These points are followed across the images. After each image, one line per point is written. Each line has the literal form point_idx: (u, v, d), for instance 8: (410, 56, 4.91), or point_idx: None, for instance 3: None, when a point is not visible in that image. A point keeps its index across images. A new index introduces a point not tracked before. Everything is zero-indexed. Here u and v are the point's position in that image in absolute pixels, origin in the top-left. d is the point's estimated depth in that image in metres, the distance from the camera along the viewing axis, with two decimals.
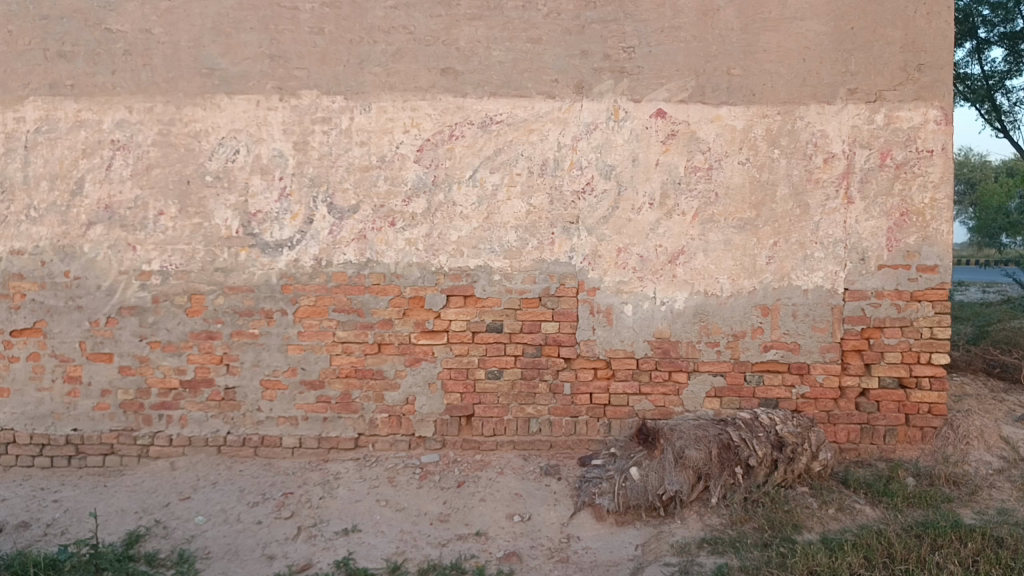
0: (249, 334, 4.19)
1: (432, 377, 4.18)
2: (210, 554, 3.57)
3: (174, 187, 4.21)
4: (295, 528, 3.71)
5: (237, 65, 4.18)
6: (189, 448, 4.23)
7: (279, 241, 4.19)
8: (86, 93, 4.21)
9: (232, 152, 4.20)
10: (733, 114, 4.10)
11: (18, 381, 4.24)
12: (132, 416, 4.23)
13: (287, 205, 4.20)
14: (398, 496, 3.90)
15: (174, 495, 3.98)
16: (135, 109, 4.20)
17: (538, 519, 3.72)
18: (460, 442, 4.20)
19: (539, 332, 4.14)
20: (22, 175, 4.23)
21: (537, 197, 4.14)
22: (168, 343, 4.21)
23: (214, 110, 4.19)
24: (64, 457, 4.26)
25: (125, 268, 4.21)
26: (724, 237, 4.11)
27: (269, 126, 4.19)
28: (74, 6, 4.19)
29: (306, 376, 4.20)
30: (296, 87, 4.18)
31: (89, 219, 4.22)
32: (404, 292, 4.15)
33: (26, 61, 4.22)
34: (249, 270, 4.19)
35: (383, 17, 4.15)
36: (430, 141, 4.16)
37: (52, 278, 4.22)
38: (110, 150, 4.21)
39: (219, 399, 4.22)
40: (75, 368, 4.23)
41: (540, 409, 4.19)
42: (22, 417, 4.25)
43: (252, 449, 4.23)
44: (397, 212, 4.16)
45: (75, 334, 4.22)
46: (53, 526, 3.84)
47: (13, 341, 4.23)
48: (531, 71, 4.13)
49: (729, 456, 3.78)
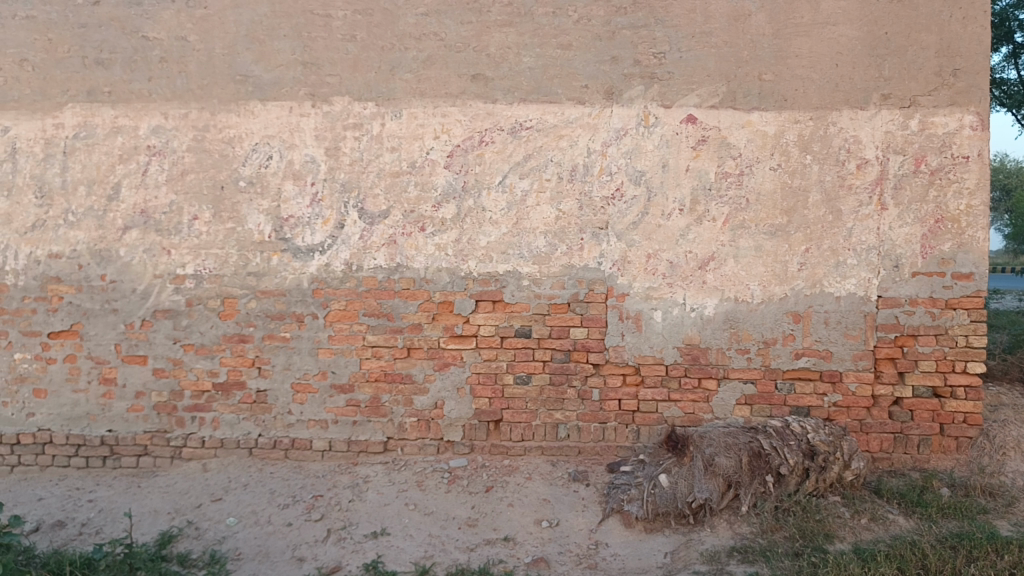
0: (280, 337, 4.24)
1: (460, 382, 4.19)
2: (241, 555, 3.61)
3: (208, 192, 4.27)
4: (325, 531, 3.74)
5: (271, 71, 4.24)
6: (221, 450, 4.29)
7: (310, 246, 4.23)
8: (123, 99, 4.29)
9: (264, 157, 4.25)
10: (764, 119, 4.07)
11: (55, 383, 4.31)
12: (166, 418, 4.29)
13: (318, 210, 4.24)
14: (427, 501, 3.91)
15: (206, 497, 4.03)
16: (170, 115, 4.27)
17: (566, 525, 3.72)
18: (489, 447, 4.21)
19: (568, 338, 4.14)
20: (60, 180, 4.31)
21: (566, 202, 4.14)
22: (201, 346, 4.27)
23: (248, 116, 4.25)
24: (99, 457, 4.32)
25: (161, 271, 4.27)
26: (755, 244, 4.08)
27: (301, 132, 4.24)
28: (112, 14, 4.27)
29: (336, 380, 4.23)
30: (328, 94, 4.22)
31: (125, 223, 4.29)
32: (433, 297, 4.17)
33: (64, 68, 4.29)
34: (281, 274, 4.23)
35: (414, 24, 4.18)
36: (460, 147, 4.18)
37: (89, 281, 4.29)
38: (146, 156, 4.28)
39: (251, 401, 4.27)
40: (111, 370, 4.30)
41: (569, 415, 4.18)
42: (58, 418, 4.32)
43: (283, 451, 4.27)
44: (427, 217, 4.19)
45: (111, 336, 4.28)
46: (88, 525, 3.90)
47: (51, 343, 4.30)
48: (561, 76, 4.14)
49: (760, 464, 3.74)
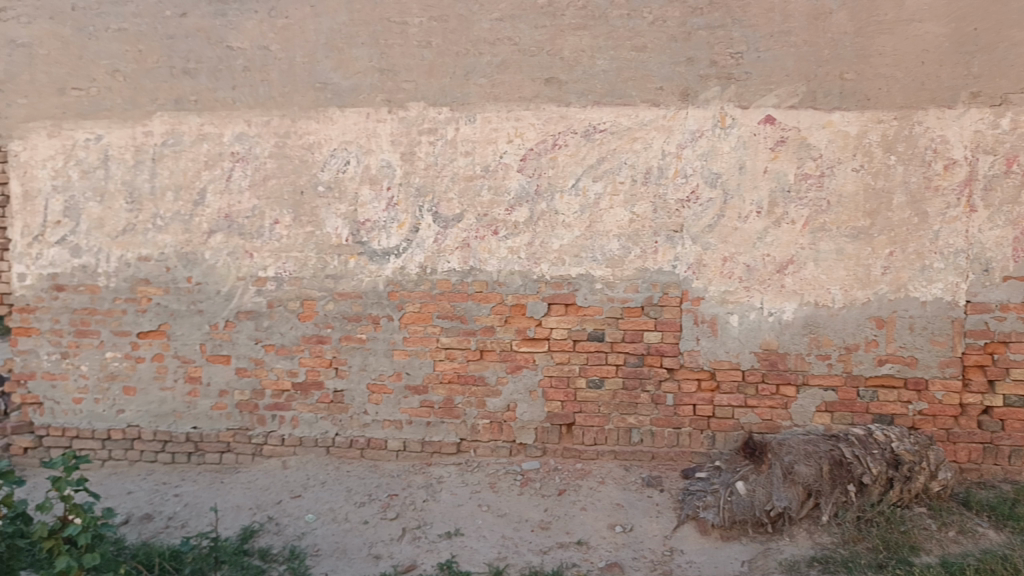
0: (357, 339, 4.32)
1: (533, 385, 4.20)
2: (319, 551, 3.69)
3: (289, 197, 4.38)
4: (400, 529, 3.80)
5: (349, 78, 4.33)
6: (299, 448, 4.40)
7: (386, 249, 4.30)
8: (208, 108, 4.43)
9: (342, 163, 4.34)
10: (846, 120, 3.98)
11: (144, 380, 4.48)
12: (247, 416, 4.42)
13: (394, 214, 4.30)
14: (500, 502, 3.94)
15: (286, 493, 4.13)
16: (252, 123, 4.40)
17: (640, 530, 3.69)
18: (561, 450, 4.22)
19: (641, 342, 4.11)
20: (149, 186, 4.48)
21: (641, 205, 4.11)
22: (281, 346, 4.38)
23: (326, 122, 4.35)
24: (185, 453, 4.48)
25: (243, 274, 4.41)
26: (836, 247, 3.99)
27: (378, 137, 4.31)
28: (198, 25, 4.41)
29: (410, 381, 4.29)
30: (403, 100, 4.29)
31: (210, 227, 4.43)
32: (506, 300, 4.19)
33: (153, 78, 4.45)
34: (358, 277, 4.32)
35: (489, 29, 4.21)
36: (534, 150, 4.19)
37: (176, 283, 4.45)
38: (230, 162, 4.42)
39: (328, 401, 4.36)
40: (196, 369, 4.45)
41: (643, 420, 4.15)
42: (147, 414, 4.50)
43: (359, 451, 4.35)
44: (501, 221, 4.21)
45: (196, 336, 4.44)
46: (174, 518, 4.04)
47: (140, 342, 4.48)
48: (635, 79, 4.12)
49: (841, 473, 3.65)
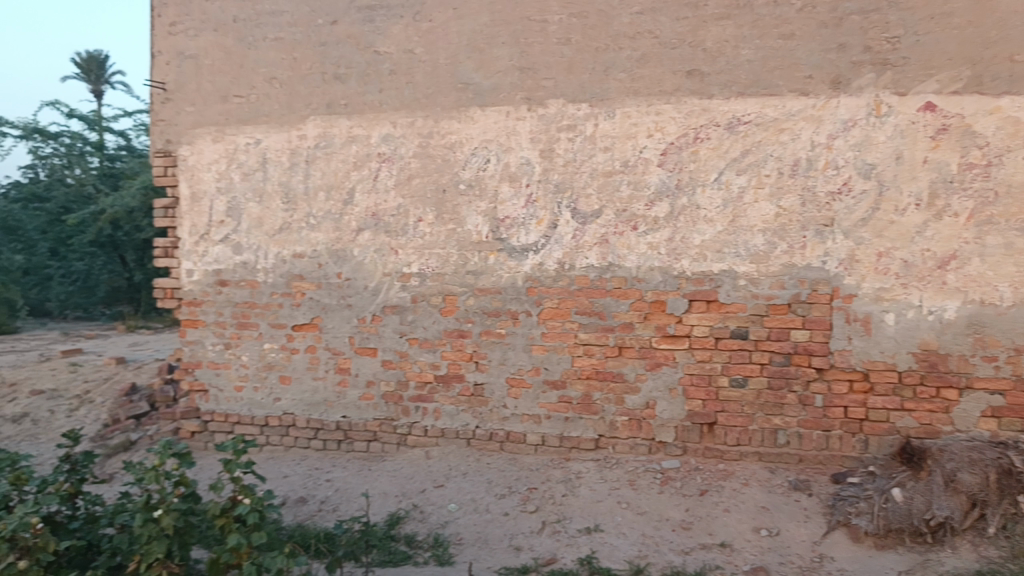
0: (496, 333, 4.40)
1: (673, 383, 4.15)
2: (462, 540, 3.79)
3: (432, 196, 4.51)
4: (540, 523, 3.84)
5: (490, 78, 4.41)
6: (442, 439, 4.52)
7: (525, 246, 4.35)
8: (357, 111, 4.63)
9: (483, 161, 4.42)
10: (1016, 104, 3.70)
11: (298, 370, 4.74)
12: (393, 406, 4.59)
13: (533, 211, 4.35)
14: (639, 500, 3.91)
15: (429, 483, 4.26)
16: (398, 124, 4.56)
17: (787, 535, 3.58)
18: (702, 450, 4.14)
19: (788, 340, 3.97)
20: (303, 186, 4.72)
21: (787, 198, 3.97)
22: (424, 340, 4.52)
23: (468, 122, 4.45)
24: (335, 440, 4.70)
25: (389, 270, 4.57)
26: (1004, 241, 3.72)
27: (518, 135, 4.37)
28: (349, 32, 4.62)
29: (549, 376, 4.33)
30: (543, 97, 4.33)
31: (358, 225, 4.62)
32: (646, 296, 4.15)
33: (307, 84, 4.69)
34: (497, 273, 4.39)
35: (629, 23, 4.19)
36: (675, 144, 4.13)
37: (327, 278, 4.67)
38: (377, 163, 4.60)
39: (469, 394, 4.46)
40: (345, 361, 4.66)
41: (788, 421, 4.01)
42: (301, 403, 4.75)
43: (498, 444, 4.43)
44: (640, 216, 4.18)
45: (345, 329, 4.64)
46: (326, 502, 4.24)
47: (295, 334, 4.73)
48: (782, 68, 3.98)
49: (1011, 483, 3.42)
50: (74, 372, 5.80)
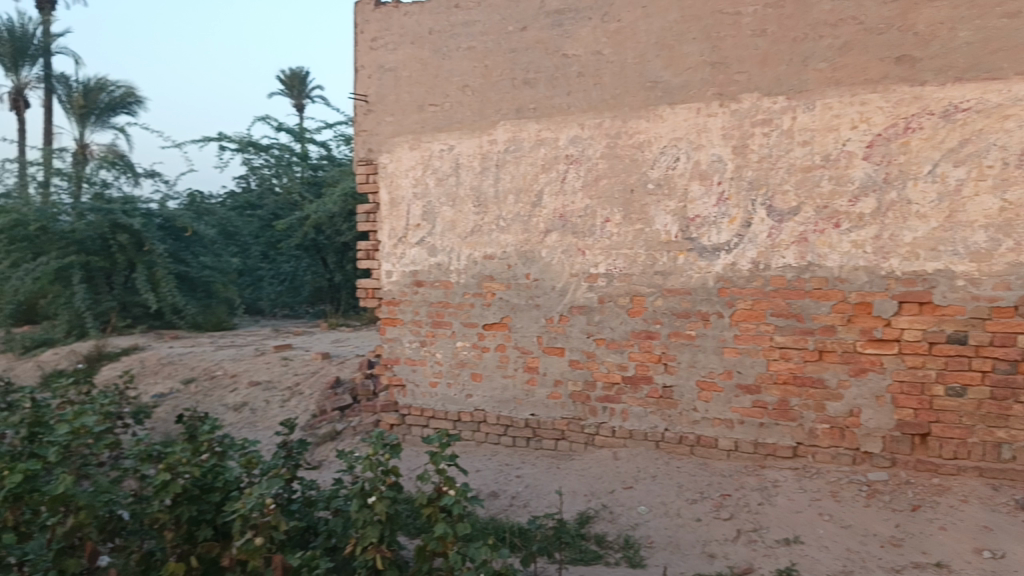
0: (686, 335, 4.32)
1: (879, 390, 3.90)
2: (653, 543, 3.75)
3: (620, 196, 4.49)
4: (734, 530, 3.74)
5: (679, 75, 4.34)
6: (630, 440, 4.50)
7: (717, 245, 4.25)
8: (546, 114, 4.70)
9: (672, 159, 4.36)
10: None
11: (489, 368, 4.87)
12: (581, 406, 4.63)
13: (725, 209, 4.23)
14: (842, 512, 3.71)
15: (619, 483, 4.26)
16: (586, 126, 4.59)
17: (1015, 559, 3.27)
18: (913, 462, 3.86)
19: (1014, 346, 3.63)
20: (493, 190, 4.84)
21: (1014, 191, 3.63)
22: (612, 340, 4.52)
23: (657, 120, 4.40)
24: (524, 437, 4.80)
25: (577, 270, 4.61)
26: None
27: (709, 132, 4.27)
28: (538, 37, 4.70)
29: (742, 380, 4.20)
30: (736, 92, 4.20)
31: (547, 227, 4.69)
32: (849, 297, 3.93)
33: (498, 90, 4.82)
34: (688, 273, 4.31)
35: (830, 11, 3.99)
36: (881, 136, 3.88)
37: (517, 279, 4.77)
38: (565, 164, 4.64)
39: (658, 396, 4.42)
40: (534, 360, 4.74)
41: (1015, 435, 3.67)
42: (491, 400, 4.88)
43: (689, 447, 4.36)
44: (842, 213, 3.96)
45: (534, 329, 4.73)
46: (517, 497, 4.34)
47: (485, 333, 4.88)
48: (1007, 49, 3.65)
49: None
50: (286, 366, 6.27)
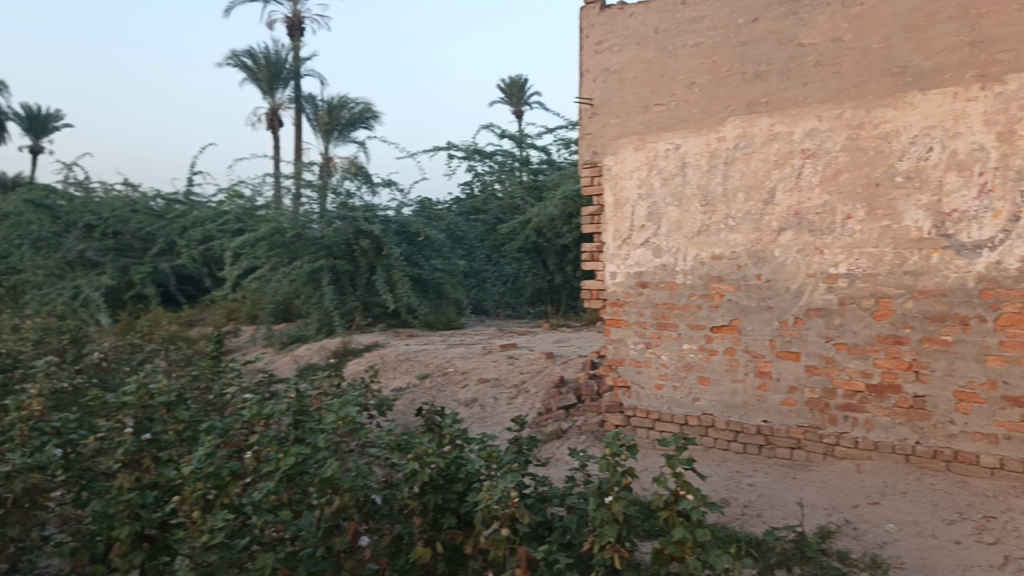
0: (941, 341, 3.97)
1: None
2: (903, 565, 3.48)
3: (863, 190, 4.21)
4: (1001, 557, 3.38)
5: (931, 58, 4.00)
6: (875, 453, 4.21)
7: (978, 242, 3.86)
8: (779, 108, 4.50)
9: (924, 150, 4.01)
10: None
11: (717, 371, 4.74)
12: (818, 414, 4.39)
13: (988, 202, 3.84)
14: None
15: (863, 499, 4.00)
16: (823, 118, 4.34)
17: None
18: None
19: None
20: (722, 188, 4.69)
21: None
22: (854, 345, 4.25)
23: (905, 108, 4.08)
24: (756, 445, 4.62)
25: (814, 271, 4.37)
26: None
27: (968, 118, 3.89)
28: (770, 28, 4.53)
29: (1010, 392, 3.79)
30: (1001, 73, 3.80)
31: (780, 225, 4.48)
32: None
33: (727, 85, 4.68)
34: (942, 273, 3.96)
35: None
36: None
37: (747, 280, 4.60)
38: (800, 159, 4.41)
39: (907, 406, 4.09)
40: (766, 364, 4.56)
41: None
42: (720, 404, 4.75)
43: (944, 463, 3.99)
44: None
45: (766, 332, 4.55)
46: (749, 506, 4.18)
47: (713, 336, 4.75)
48: None
49: None
50: (512, 364, 6.48)
